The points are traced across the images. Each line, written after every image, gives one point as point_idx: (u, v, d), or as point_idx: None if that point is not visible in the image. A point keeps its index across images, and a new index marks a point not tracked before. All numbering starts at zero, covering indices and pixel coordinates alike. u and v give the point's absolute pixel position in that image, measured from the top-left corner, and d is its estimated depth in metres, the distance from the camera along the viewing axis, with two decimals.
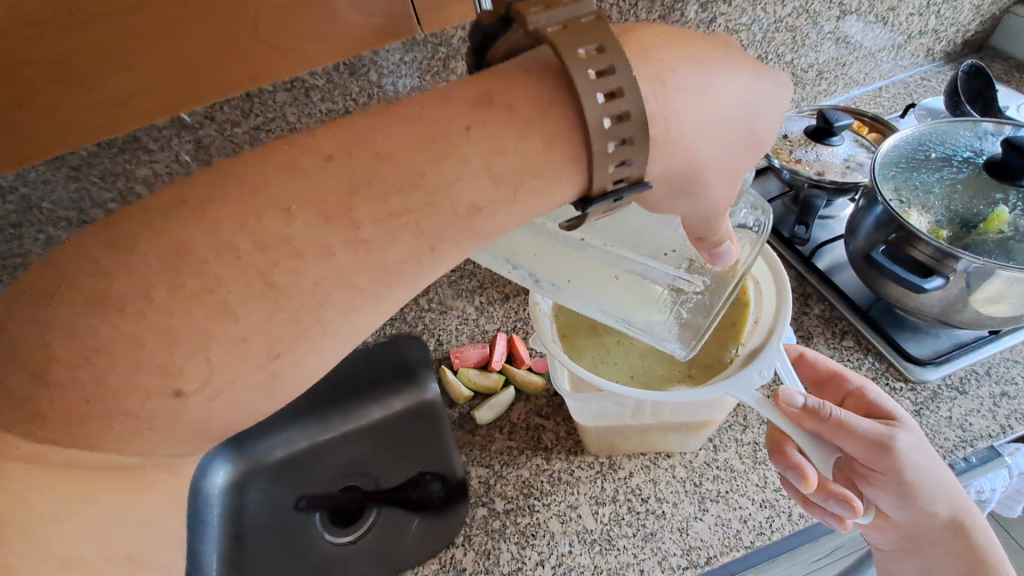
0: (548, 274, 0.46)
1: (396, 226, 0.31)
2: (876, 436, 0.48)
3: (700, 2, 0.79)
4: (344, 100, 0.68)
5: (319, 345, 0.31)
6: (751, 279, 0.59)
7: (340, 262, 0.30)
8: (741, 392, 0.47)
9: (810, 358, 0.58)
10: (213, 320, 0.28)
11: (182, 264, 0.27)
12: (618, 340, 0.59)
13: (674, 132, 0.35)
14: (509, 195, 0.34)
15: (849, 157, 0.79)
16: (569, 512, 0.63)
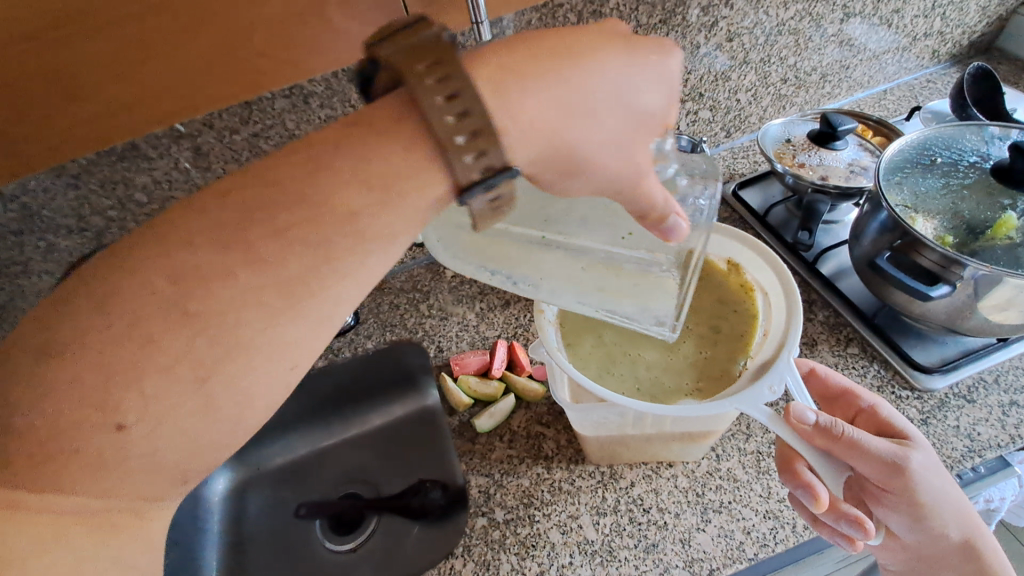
0: (521, 276, 0.46)
1: (288, 243, 0.33)
2: (891, 456, 0.46)
3: (701, 5, 0.78)
4: (343, 107, 0.67)
5: (246, 366, 0.33)
6: (760, 291, 0.59)
7: (242, 281, 0.32)
8: (752, 407, 0.46)
9: (821, 373, 0.57)
10: (137, 353, 0.31)
11: (109, 307, 0.31)
12: (624, 352, 0.57)
13: (526, 122, 0.36)
14: (384, 199, 0.35)
15: (853, 161, 0.78)
16: (570, 522, 0.62)
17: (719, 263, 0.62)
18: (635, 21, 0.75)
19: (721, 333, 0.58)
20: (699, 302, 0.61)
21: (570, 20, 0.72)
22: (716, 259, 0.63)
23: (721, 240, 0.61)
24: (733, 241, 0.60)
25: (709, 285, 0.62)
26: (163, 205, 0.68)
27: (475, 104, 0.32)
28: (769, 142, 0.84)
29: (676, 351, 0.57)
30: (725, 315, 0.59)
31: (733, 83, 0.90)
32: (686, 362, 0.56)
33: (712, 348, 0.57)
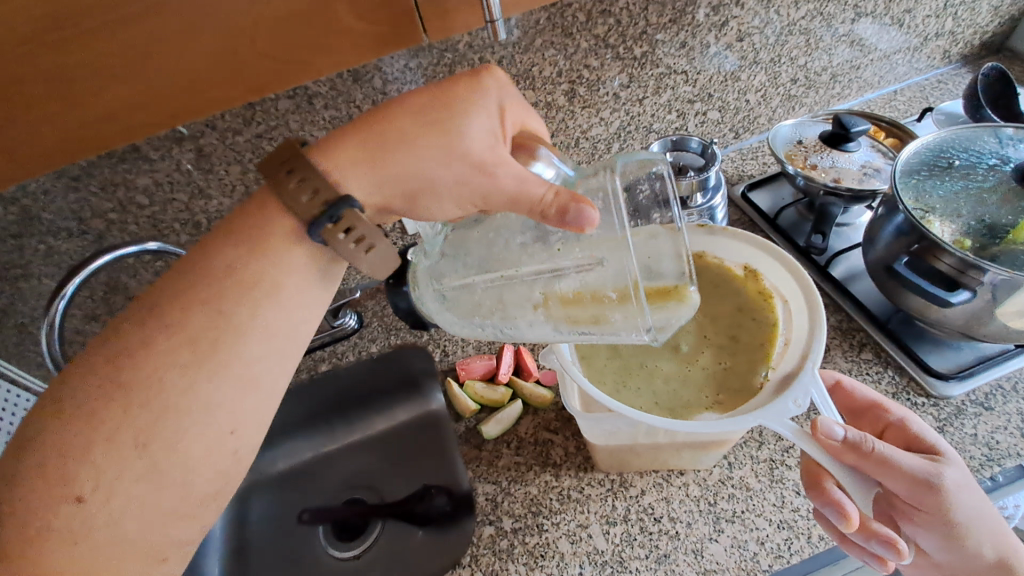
0: (498, 322, 0.46)
1: (188, 311, 0.41)
2: (921, 473, 0.45)
3: (712, 4, 0.77)
4: (348, 108, 0.66)
5: (178, 420, 0.40)
6: (780, 299, 0.57)
7: (159, 348, 0.40)
8: (777, 422, 0.45)
9: (846, 386, 0.56)
10: (86, 430, 0.38)
11: (71, 402, 0.39)
12: (641, 364, 0.56)
13: (354, 166, 0.43)
14: (253, 250, 0.43)
15: (865, 164, 0.77)
16: (579, 531, 0.61)
17: (735, 269, 0.61)
18: (643, 21, 0.74)
19: (740, 342, 0.56)
20: (717, 311, 0.59)
21: (579, 19, 0.71)
22: (732, 264, 0.62)
23: (740, 246, 0.60)
24: (752, 247, 0.60)
25: (726, 291, 0.60)
26: (165, 207, 0.68)
27: (307, 164, 0.42)
28: (779, 144, 0.83)
29: (694, 363, 0.55)
30: (743, 324, 0.57)
31: (742, 84, 0.89)
32: (705, 374, 0.55)
33: (731, 359, 0.55)
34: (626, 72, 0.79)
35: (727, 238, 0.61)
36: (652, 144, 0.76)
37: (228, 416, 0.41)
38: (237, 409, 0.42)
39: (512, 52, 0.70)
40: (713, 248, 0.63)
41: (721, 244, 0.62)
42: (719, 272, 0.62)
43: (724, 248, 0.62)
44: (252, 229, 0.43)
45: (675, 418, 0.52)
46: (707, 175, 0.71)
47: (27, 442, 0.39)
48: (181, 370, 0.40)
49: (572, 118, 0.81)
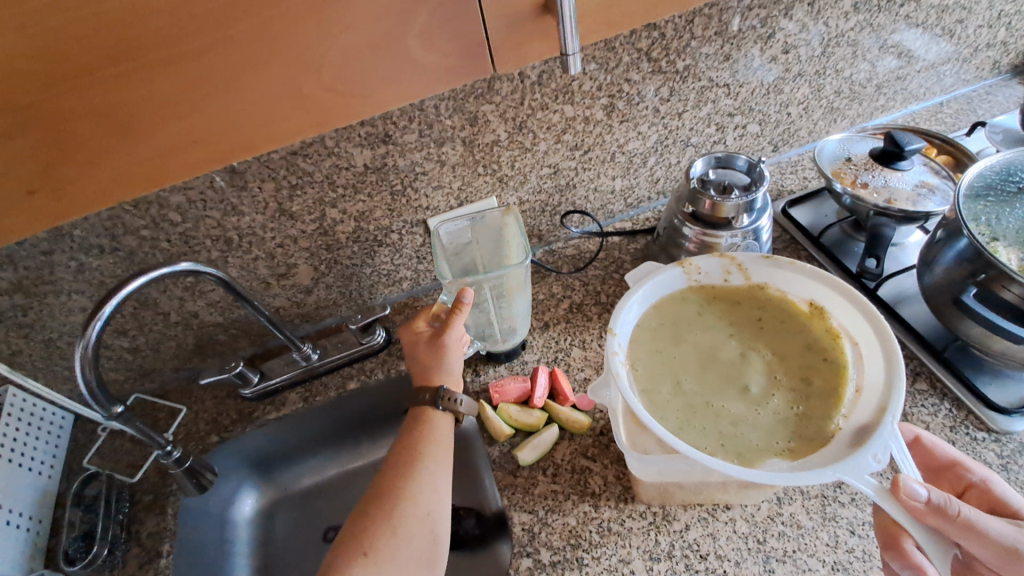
0: (524, 324, 0.76)
1: (413, 429, 0.61)
2: (1017, 543, 0.42)
3: (759, 16, 0.74)
4: (385, 124, 0.66)
5: (422, 473, 0.57)
6: (850, 341, 0.55)
7: (406, 444, 0.60)
8: (857, 478, 0.43)
9: (927, 443, 0.53)
10: (384, 487, 0.56)
11: (375, 484, 0.57)
12: (706, 403, 0.53)
13: (433, 372, 0.65)
14: (422, 415, 0.62)
15: (920, 183, 0.74)
16: (621, 567, 0.59)
17: (799, 304, 0.60)
18: (689, 34, 0.71)
19: (813, 386, 0.54)
20: (787, 350, 0.57)
21: (622, 33, 0.68)
22: (795, 299, 0.60)
23: (806, 281, 0.59)
24: (819, 282, 0.58)
25: (793, 328, 0.59)
26: (197, 223, 0.67)
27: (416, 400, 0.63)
28: (826, 160, 0.80)
29: (764, 407, 0.53)
30: (814, 364, 0.56)
31: (784, 97, 0.86)
32: (775, 419, 0.52)
33: (805, 403, 0.53)
34: (667, 85, 0.76)
35: (794, 272, 0.59)
36: (696, 160, 0.73)
37: (445, 473, 0.59)
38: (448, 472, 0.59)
39: (550, 67, 0.68)
40: (776, 282, 0.61)
41: (786, 279, 0.60)
42: (782, 307, 0.61)
43: (788, 282, 0.60)
44: (420, 420, 0.62)
45: (743, 463, 0.50)
46: (755, 196, 0.68)
47: (359, 510, 0.55)
48: (417, 448, 0.59)
49: (609, 132, 0.79)
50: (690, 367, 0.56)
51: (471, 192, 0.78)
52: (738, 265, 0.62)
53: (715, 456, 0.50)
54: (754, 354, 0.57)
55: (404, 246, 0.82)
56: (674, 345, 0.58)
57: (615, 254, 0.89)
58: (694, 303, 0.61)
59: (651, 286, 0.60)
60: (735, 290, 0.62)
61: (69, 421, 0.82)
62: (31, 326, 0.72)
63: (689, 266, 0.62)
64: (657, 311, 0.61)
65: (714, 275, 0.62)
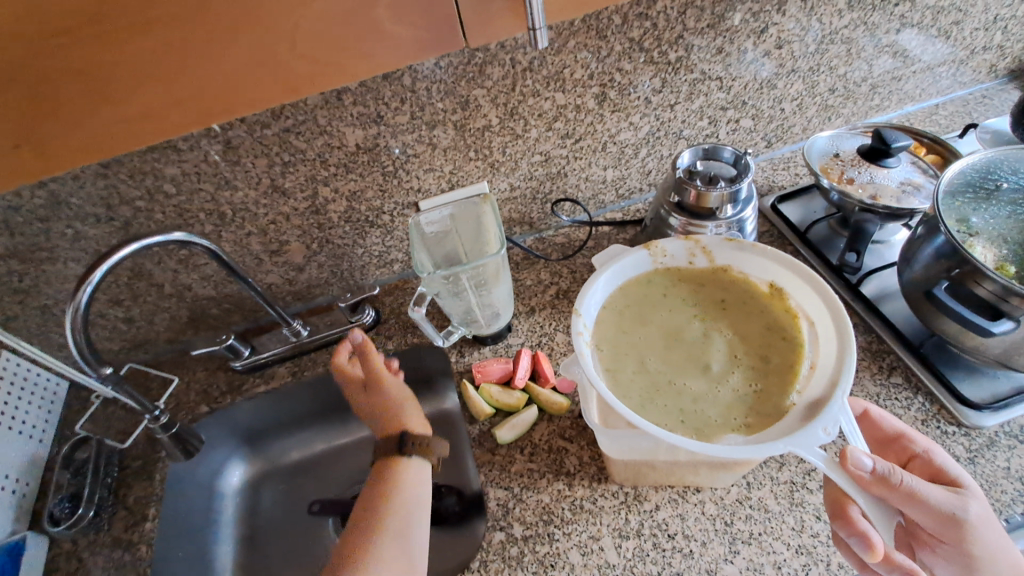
0: (507, 305, 0.77)
1: (384, 480, 0.62)
2: (951, 508, 0.44)
3: (752, 10, 0.75)
4: (377, 105, 0.67)
5: (398, 519, 0.59)
6: (806, 321, 0.57)
7: (379, 493, 0.61)
8: (807, 450, 0.44)
9: (875, 416, 0.54)
10: (362, 541, 0.57)
11: (352, 540, 0.58)
12: (669, 382, 0.55)
13: (395, 415, 0.67)
14: (393, 462, 0.63)
15: (905, 181, 0.74)
16: (590, 543, 0.60)
17: (761, 285, 0.61)
18: (681, 26, 0.72)
19: (771, 364, 0.56)
20: (748, 331, 0.59)
21: (614, 22, 0.69)
22: (757, 281, 0.62)
23: (766, 262, 0.59)
24: (777, 264, 0.59)
25: (755, 310, 0.60)
26: (191, 196, 0.69)
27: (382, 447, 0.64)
28: (815, 155, 0.80)
29: (724, 384, 0.54)
30: (773, 344, 0.57)
31: (778, 92, 0.87)
32: (735, 396, 0.54)
33: (763, 381, 0.54)
34: (659, 76, 0.77)
35: (755, 254, 0.60)
36: (684, 150, 0.74)
37: (419, 516, 0.61)
38: (422, 515, 0.61)
39: (543, 53, 0.69)
40: (739, 264, 0.62)
41: (748, 261, 0.61)
42: (745, 289, 0.62)
43: (751, 263, 0.61)
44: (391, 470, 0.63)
45: (701, 438, 0.51)
46: (738, 188, 0.69)
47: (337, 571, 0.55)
48: (390, 493, 0.61)
49: (601, 121, 0.80)
50: (655, 347, 0.58)
51: (463, 176, 0.80)
52: (703, 247, 0.63)
53: (675, 432, 0.51)
54: (716, 335, 0.59)
55: (395, 228, 0.83)
56: (638, 327, 0.59)
57: (604, 243, 0.91)
58: (659, 286, 0.63)
59: (619, 269, 0.61)
60: (699, 273, 0.63)
61: (63, 388, 0.85)
62: (27, 292, 0.74)
63: (655, 248, 0.63)
64: (623, 293, 0.62)
65: (680, 258, 0.63)
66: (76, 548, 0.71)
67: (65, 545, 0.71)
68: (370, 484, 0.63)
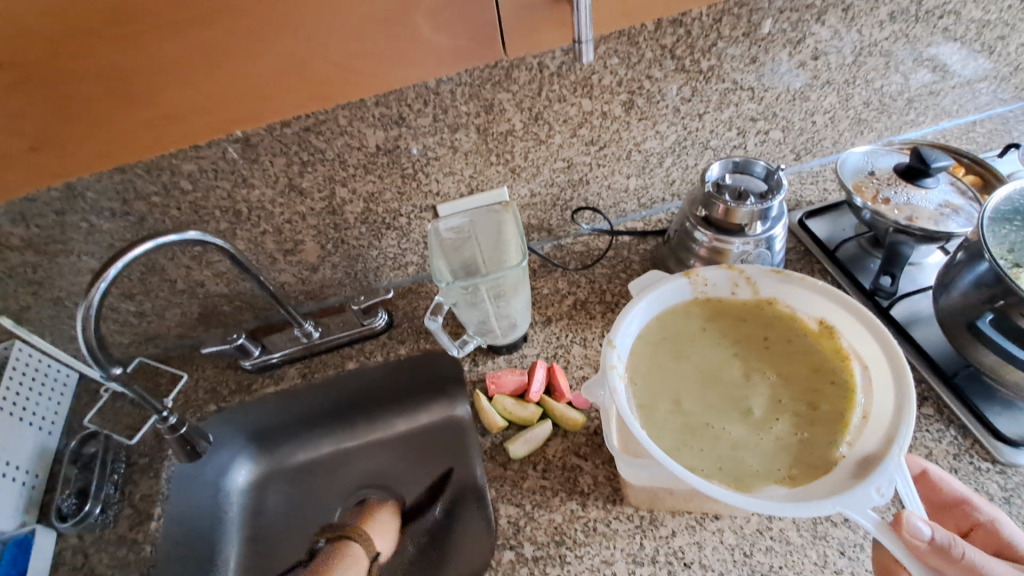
0: (525, 316, 0.75)
1: (345, 543, 0.67)
2: None
3: (790, 19, 0.72)
4: (399, 106, 0.65)
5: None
6: (859, 363, 0.55)
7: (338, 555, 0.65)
8: (858, 511, 0.43)
9: (934, 478, 0.53)
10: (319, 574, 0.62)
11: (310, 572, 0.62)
12: (706, 424, 0.53)
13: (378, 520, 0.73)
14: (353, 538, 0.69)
15: (943, 203, 0.71)
16: (603, 568, 0.58)
17: (809, 323, 0.59)
18: (716, 33, 0.70)
19: (819, 412, 0.53)
20: (792, 371, 0.57)
21: (647, 28, 0.66)
22: (805, 317, 0.59)
23: (818, 299, 0.58)
24: (829, 301, 0.57)
25: (802, 349, 0.58)
26: (207, 193, 0.67)
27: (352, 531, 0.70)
28: (848, 172, 0.77)
29: (767, 430, 0.52)
30: (820, 388, 0.55)
31: (811, 104, 0.84)
32: (778, 444, 0.51)
33: (809, 429, 0.52)
34: (689, 85, 0.75)
35: (804, 288, 0.58)
36: (713, 163, 0.72)
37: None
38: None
39: (572, 58, 0.67)
40: (785, 297, 0.60)
41: (795, 294, 0.59)
42: (791, 325, 0.60)
43: (799, 298, 0.59)
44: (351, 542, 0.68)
45: (740, 488, 0.49)
46: (770, 205, 0.66)
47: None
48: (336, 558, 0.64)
49: (627, 129, 0.78)
50: (692, 384, 0.56)
51: (482, 180, 0.78)
52: (747, 278, 0.61)
53: (711, 478, 0.49)
54: (758, 377, 0.56)
55: (411, 232, 0.81)
56: (676, 362, 0.57)
57: (624, 253, 0.88)
58: (698, 317, 0.61)
59: (656, 297, 0.60)
60: (742, 305, 0.61)
61: (72, 379, 0.84)
62: (40, 283, 0.73)
63: (696, 277, 0.61)
64: (660, 323, 0.60)
65: (722, 288, 0.62)
66: (81, 544, 0.70)
67: (69, 541, 0.70)
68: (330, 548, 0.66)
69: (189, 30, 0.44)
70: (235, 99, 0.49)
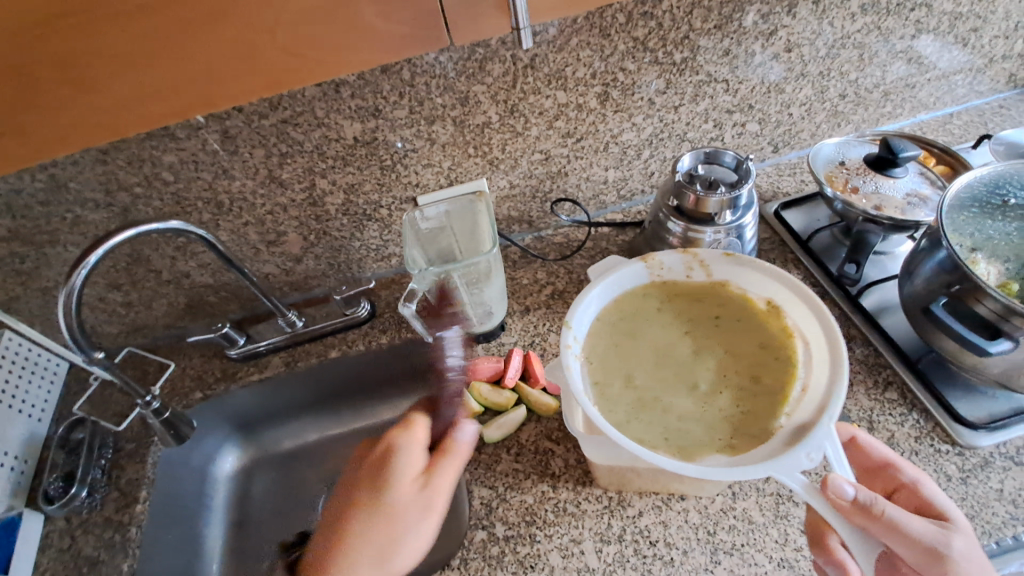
0: (501, 303, 0.77)
1: (387, 462, 0.55)
2: (934, 542, 0.44)
3: (762, 12, 0.73)
4: (375, 98, 0.66)
5: (400, 507, 0.53)
6: (801, 340, 0.56)
7: (392, 463, 0.55)
8: (788, 475, 0.46)
9: (862, 443, 0.54)
10: (364, 512, 0.53)
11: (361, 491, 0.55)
12: (655, 399, 0.55)
13: (407, 488, 0.53)
14: (379, 491, 0.53)
15: (911, 192, 0.73)
16: (571, 546, 0.60)
17: (758, 302, 0.61)
18: (687, 25, 0.71)
19: (762, 385, 0.55)
20: (739, 349, 0.59)
21: (618, 21, 0.68)
22: (754, 296, 0.61)
23: (765, 279, 0.59)
24: (776, 281, 0.59)
25: (749, 326, 0.60)
26: (189, 184, 0.69)
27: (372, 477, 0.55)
28: (820, 162, 0.78)
29: (711, 404, 0.55)
30: (765, 364, 0.57)
31: (786, 96, 0.85)
32: (721, 416, 0.54)
33: (750, 402, 0.55)
34: (663, 77, 0.76)
35: (752, 269, 0.60)
36: (684, 154, 0.73)
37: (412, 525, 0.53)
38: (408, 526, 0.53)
39: (545, 51, 0.68)
40: (737, 279, 0.62)
41: (745, 275, 0.61)
42: (742, 305, 0.62)
43: (749, 279, 0.61)
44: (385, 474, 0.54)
45: (683, 457, 0.51)
46: (738, 194, 0.67)
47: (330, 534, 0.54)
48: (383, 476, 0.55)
49: (603, 121, 0.79)
50: (645, 362, 0.58)
51: (461, 172, 0.79)
52: (701, 261, 0.63)
53: (656, 449, 0.51)
54: (708, 354, 0.59)
55: (393, 223, 0.83)
56: (631, 341, 0.60)
57: (602, 244, 0.90)
58: (655, 299, 0.63)
59: (614, 280, 0.62)
60: (696, 286, 0.63)
61: (62, 368, 0.86)
62: (28, 274, 0.75)
63: (653, 262, 0.63)
64: (617, 306, 0.62)
65: (677, 271, 0.63)
66: (69, 526, 0.72)
67: (58, 523, 0.72)
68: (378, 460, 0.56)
69: (144, 20, 0.42)
70: (204, 80, 0.47)
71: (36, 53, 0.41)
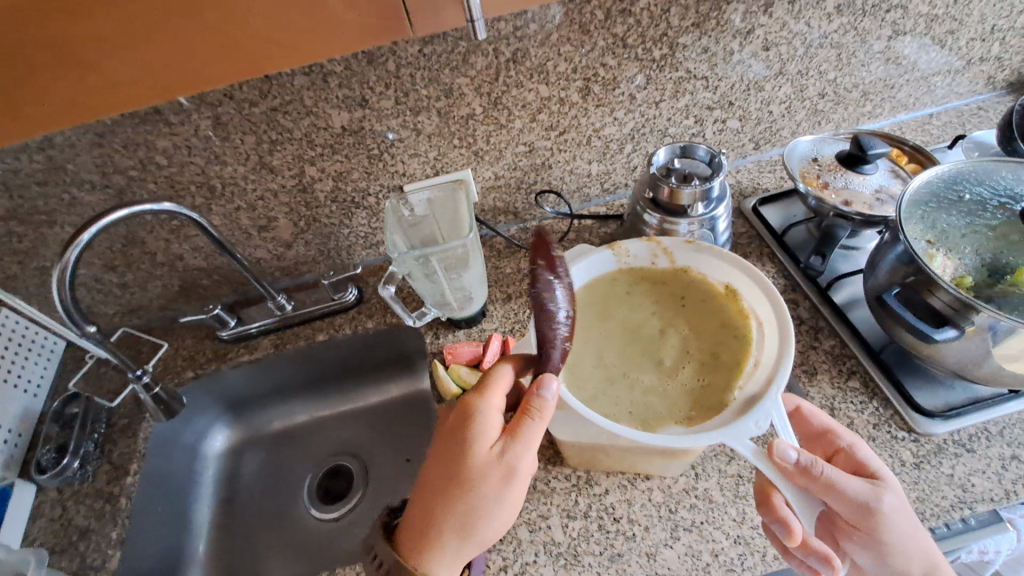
0: (480, 287, 0.79)
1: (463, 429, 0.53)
2: (867, 498, 0.49)
3: (740, 11, 0.75)
4: (361, 88, 0.69)
5: (484, 479, 0.51)
6: (756, 321, 0.60)
7: (465, 430, 0.53)
8: (737, 441, 0.49)
9: (806, 413, 0.58)
10: (450, 484, 0.51)
11: (443, 459, 0.53)
12: (622, 374, 0.58)
13: (487, 452, 0.51)
14: (458, 458, 0.51)
15: (881, 188, 0.75)
16: (539, 521, 0.63)
17: (718, 286, 0.64)
18: (666, 23, 0.73)
19: (721, 360, 0.59)
20: (701, 328, 0.62)
21: (597, 17, 0.70)
22: (714, 281, 0.65)
23: (725, 265, 0.63)
24: (734, 266, 0.62)
25: (711, 308, 0.63)
26: (182, 168, 0.72)
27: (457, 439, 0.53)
28: (794, 160, 0.81)
29: (674, 378, 0.58)
30: (723, 342, 0.60)
31: (766, 94, 0.87)
32: (683, 390, 0.57)
33: (711, 375, 0.58)
34: (643, 73, 0.78)
35: (713, 256, 0.64)
36: (661, 148, 0.75)
37: (500, 497, 0.51)
38: (499, 494, 0.51)
39: (526, 45, 0.70)
40: (698, 265, 0.65)
41: (706, 261, 0.64)
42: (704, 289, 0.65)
43: (710, 265, 0.65)
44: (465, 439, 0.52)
45: (646, 428, 0.55)
46: (711, 186, 0.70)
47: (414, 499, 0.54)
48: (461, 442, 0.52)
49: (584, 115, 0.81)
50: (613, 341, 0.61)
51: (446, 163, 0.82)
52: (665, 249, 0.66)
53: (621, 421, 0.55)
54: (673, 332, 0.62)
55: (380, 211, 0.86)
56: (600, 322, 0.63)
57: (584, 235, 0.93)
58: (623, 283, 0.66)
59: (584, 266, 0.65)
60: (661, 273, 0.67)
61: (60, 346, 0.89)
62: (26, 253, 0.78)
63: (620, 249, 0.67)
64: (587, 290, 0.66)
65: (644, 258, 0.67)
66: (61, 497, 0.75)
67: (50, 492, 0.75)
68: (460, 422, 0.53)
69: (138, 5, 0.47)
70: (188, 52, 0.51)
71: (48, 31, 0.46)
